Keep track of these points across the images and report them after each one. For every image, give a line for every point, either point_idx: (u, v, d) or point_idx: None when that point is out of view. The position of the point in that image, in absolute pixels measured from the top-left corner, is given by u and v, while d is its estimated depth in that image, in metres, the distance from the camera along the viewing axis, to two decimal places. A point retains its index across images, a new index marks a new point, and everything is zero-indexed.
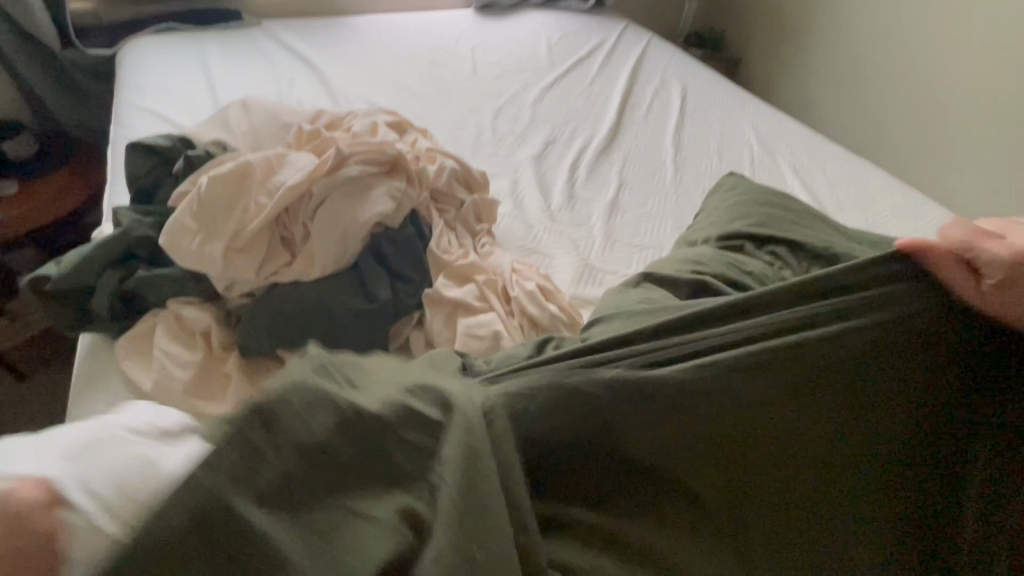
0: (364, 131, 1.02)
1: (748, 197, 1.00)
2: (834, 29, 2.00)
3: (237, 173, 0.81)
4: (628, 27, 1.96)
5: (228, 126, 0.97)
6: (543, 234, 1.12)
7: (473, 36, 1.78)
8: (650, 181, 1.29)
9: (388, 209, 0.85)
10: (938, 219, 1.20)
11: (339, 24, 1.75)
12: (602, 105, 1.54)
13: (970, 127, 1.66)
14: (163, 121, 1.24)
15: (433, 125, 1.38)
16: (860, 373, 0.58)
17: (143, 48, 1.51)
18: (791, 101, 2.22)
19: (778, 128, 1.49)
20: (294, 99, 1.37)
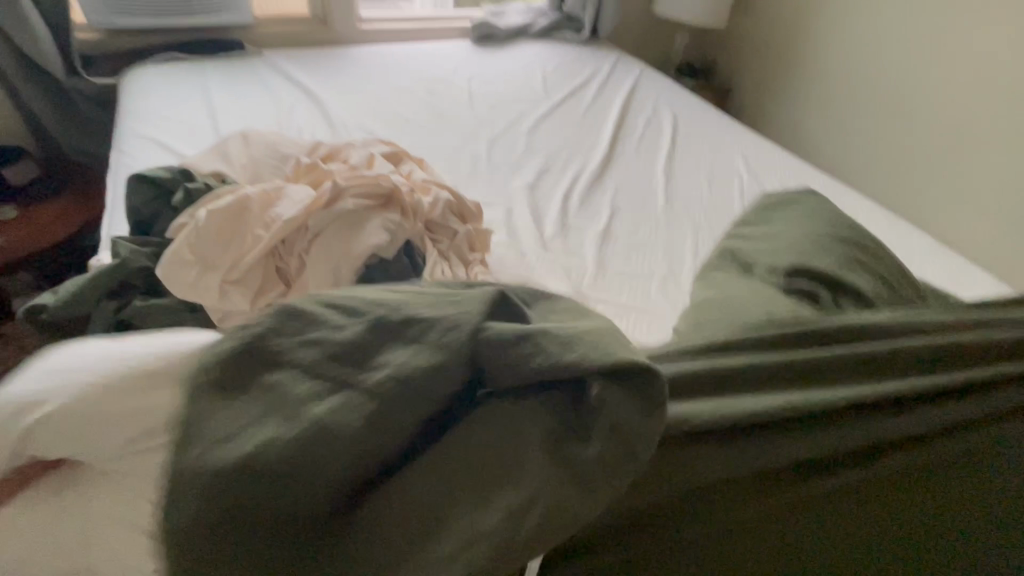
0: (361, 162, 1.02)
1: (807, 235, 0.95)
2: (831, 53, 2.08)
3: (233, 205, 0.80)
4: (619, 61, 2.16)
5: (228, 158, 0.99)
6: (537, 262, 1.14)
7: (470, 67, 1.98)
8: (641, 210, 1.37)
9: (383, 242, 0.82)
10: (913, 247, 1.34)
11: (342, 57, 1.94)
12: (596, 135, 1.67)
13: (970, 151, 1.69)
14: (165, 149, 1.34)
15: (430, 153, 1.49)
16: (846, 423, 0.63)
17: (158, 83, 1.63)
18: (783, 125, 2.32)
19: (764, 159, 1.64)
20: (293, 128, 1.50)
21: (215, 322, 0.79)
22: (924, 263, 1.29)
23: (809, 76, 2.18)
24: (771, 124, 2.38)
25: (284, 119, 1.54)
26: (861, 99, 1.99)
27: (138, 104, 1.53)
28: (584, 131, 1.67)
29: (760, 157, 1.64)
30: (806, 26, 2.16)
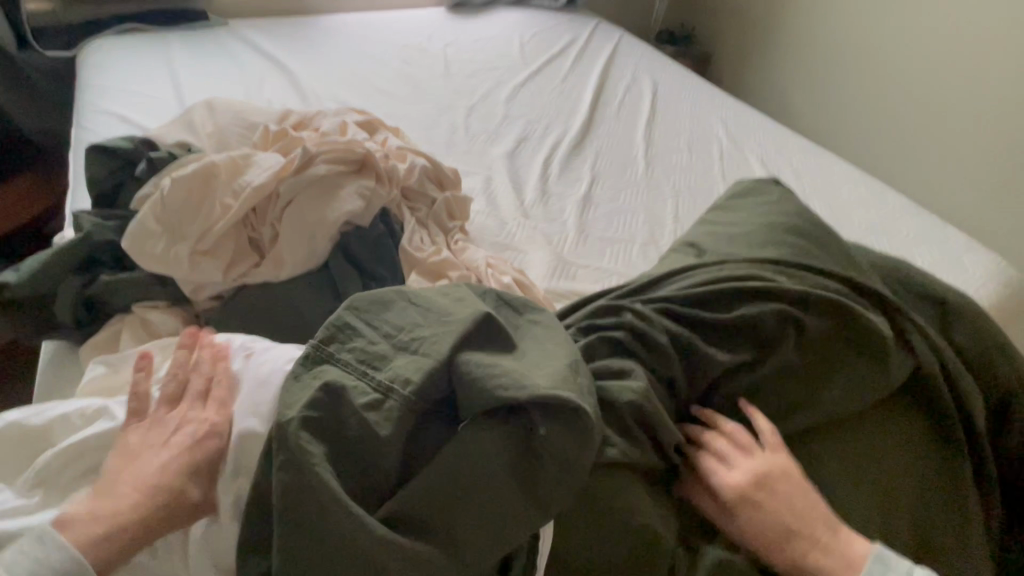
0: (333, 129, 0.99)
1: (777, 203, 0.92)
2: (810, 17, 2.06)
3: (198, 173, 0.77)
4: (598, 28, 2.12)
5: (193, 127, 0.95)
6: (517, 229, 1.13)
7: (446, 35, 1.92)
8: (622, 175, 1.36)
9: (358, 208, 0.81)
10: (890, 207, 1.36)
11: (312, 25, 1.87)
12: (575, 101, 1.65)
13: (949, 111, 1.70)
14: (128, 123, 1.29)
15: (406, 123, 1.46)
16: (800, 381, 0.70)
17: (116, 55, 1.55)
18: (764, 91, 2.31)
19: (743, 124, 1.64)
20: (264, 100, 1.45)
21: (188, 295, 0.77)
22: (897, 222, 1.32)
23: (788, 39, 2.17)
24: (751, 90, 2.37)
25: (253, 91, 1.48)
26: (839, 62, 1.99)
27: (97, 78, 1.45)
28: (563, 99, 1.65)
29: (739, 121, 1.64)
30: None
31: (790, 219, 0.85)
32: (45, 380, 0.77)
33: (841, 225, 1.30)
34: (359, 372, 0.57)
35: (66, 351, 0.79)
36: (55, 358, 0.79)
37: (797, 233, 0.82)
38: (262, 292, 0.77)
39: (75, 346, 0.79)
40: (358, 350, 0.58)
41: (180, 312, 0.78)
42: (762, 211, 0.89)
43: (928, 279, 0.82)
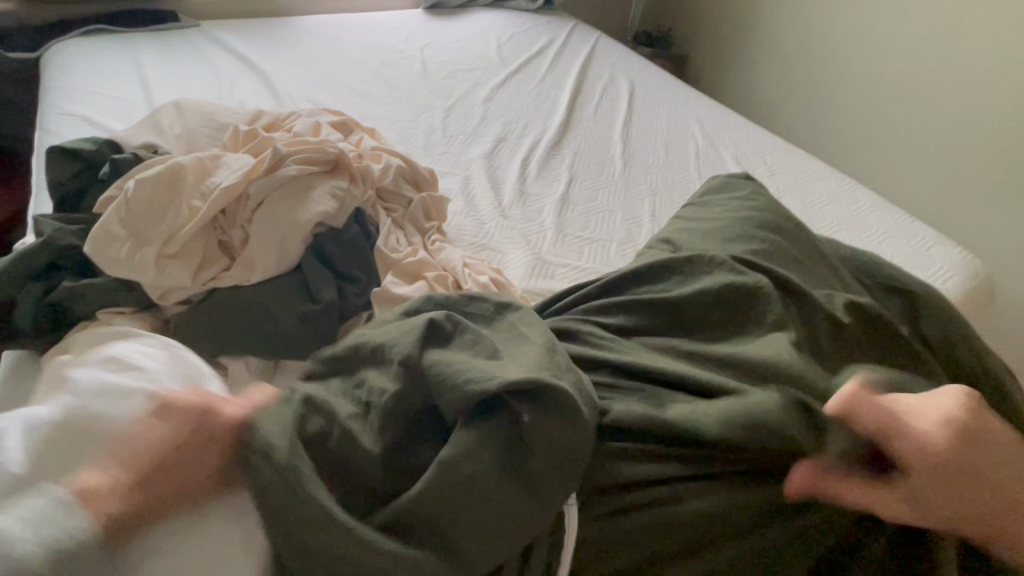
0: (305, 130, 0.97)
1: (753, 196, 0.92)
2: (782, 19, 2.11)
3: (164, 175, 0.76)
4: (575, 29, 2.14)
5: (160, 129, 0.93)
6: (495, 230, 1.13)
7: (423, 36, 1.92)
8: (599, 175, 1.37)
9: (330, 209, 0.80)
10: (863, 204, 1.39)
11: (287, 26, 1.85)
12: (553, 101, 1.65)
13: (915, 111, 1.74)
14: (93, 126, 1.26)
15: (382, 124, 1.45)
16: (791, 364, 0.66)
17: (82, 56, 1.51)
18: (739, 91, 2.35)
19: (718, 123, 1.66)
20: (236, 101, 1.43)
21: (154, 300, 0.75)
22: (867, 218, 1.34)
23: (760, 41, 2.21)
24: (727, 90, 2.41)
25: (225, 92, 1.46)
26: (811, 63, 2.03)
27: (62, 80, 1.41)
28: (541, 100, 1.65)
29: (714, 121, 1.66)
30: None
31: (757, 215, 0.86)
32: (5, 391, 0.74)
33: (814, 222, 1.32)
34: (342, 391, 0.58)
35: (27, 360, 0.76)
36: (15, 368, 0.76)
37: (765, 230, 0.83)
38: (232, 295, 0.75)
39: (37, 356, 0.77)
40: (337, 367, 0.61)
41: (147, 319, 0.75)
42: (727, 211, 0.89)
43: (897, 272, 0.83)
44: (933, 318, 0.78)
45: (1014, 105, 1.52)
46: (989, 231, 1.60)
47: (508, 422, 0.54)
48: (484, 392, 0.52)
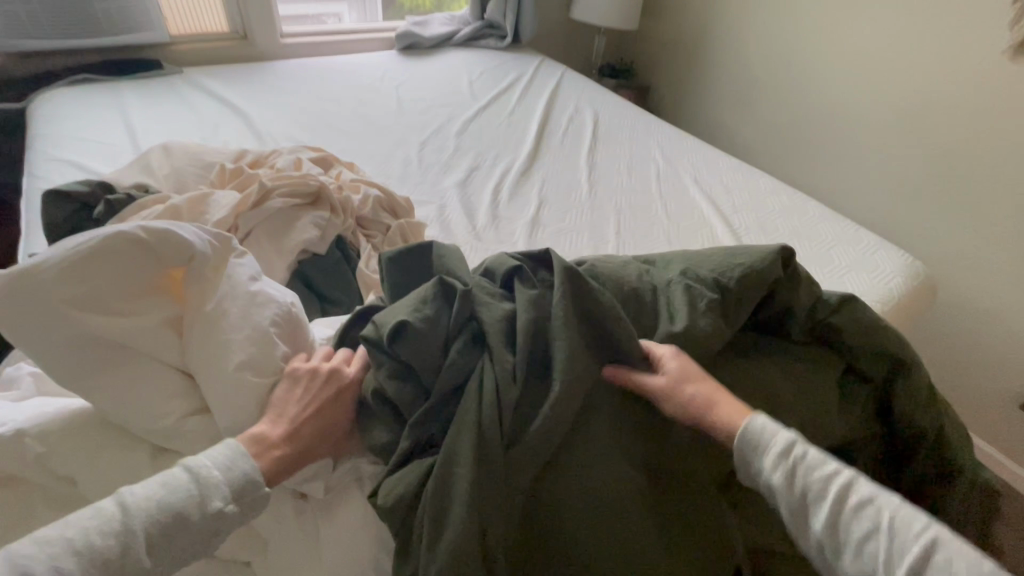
0: (288, 166, 1.04)
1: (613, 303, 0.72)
2: (733, 51, 2.27)
3: (164, 215, 0.80)
4: (542, 63, 2.29)
5: (150, 170, 0.99)
6: (471, 252, 1.21)
7: (398, 76, 2.03)
8: (567, 198, 1.47)
9: (314, 237, 0.87)
10: (817, 213, 1.51)
11: (268, 70, 1.95)
12: (522, 131, 1.77)
13: (852, 131, 1.86)
14: (82, 170, 1.32)
15: (362, 158, 1.54)
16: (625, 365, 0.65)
17: (69, 105, 1.58)
18: (701, 117, 2.50)
19: (677, 146, 1.79)
20: (220, 141, 1.51)
21: None
22: (817, 228, 1.45)
23: (715, 71, 2.38)
24: (689, 117, 2.57)
25: (209, 135, 1.53)
26: (764, 88, 2.17)
27: (49, 127, 1.47)
28: (511, 131, 1.76)
29: (673, 144, 1.78)
30: (708, 27, 2.36)
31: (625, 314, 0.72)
32: None
33: (768, 231, 1.43)
34: (405, 309, 0.61)
35: None
36: None
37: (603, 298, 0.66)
38: None
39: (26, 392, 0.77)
40: (414, 353, 0.59)
41: None
42: (425, 329, 0.59)
43: (840, 316, 0.78)
44: (867, 357, 0.78)
45: (944, 120, 1.60)
46: (928, 238, 1.68)
47: (479, 423, 0.57)
48: (447, 322, 0.62)
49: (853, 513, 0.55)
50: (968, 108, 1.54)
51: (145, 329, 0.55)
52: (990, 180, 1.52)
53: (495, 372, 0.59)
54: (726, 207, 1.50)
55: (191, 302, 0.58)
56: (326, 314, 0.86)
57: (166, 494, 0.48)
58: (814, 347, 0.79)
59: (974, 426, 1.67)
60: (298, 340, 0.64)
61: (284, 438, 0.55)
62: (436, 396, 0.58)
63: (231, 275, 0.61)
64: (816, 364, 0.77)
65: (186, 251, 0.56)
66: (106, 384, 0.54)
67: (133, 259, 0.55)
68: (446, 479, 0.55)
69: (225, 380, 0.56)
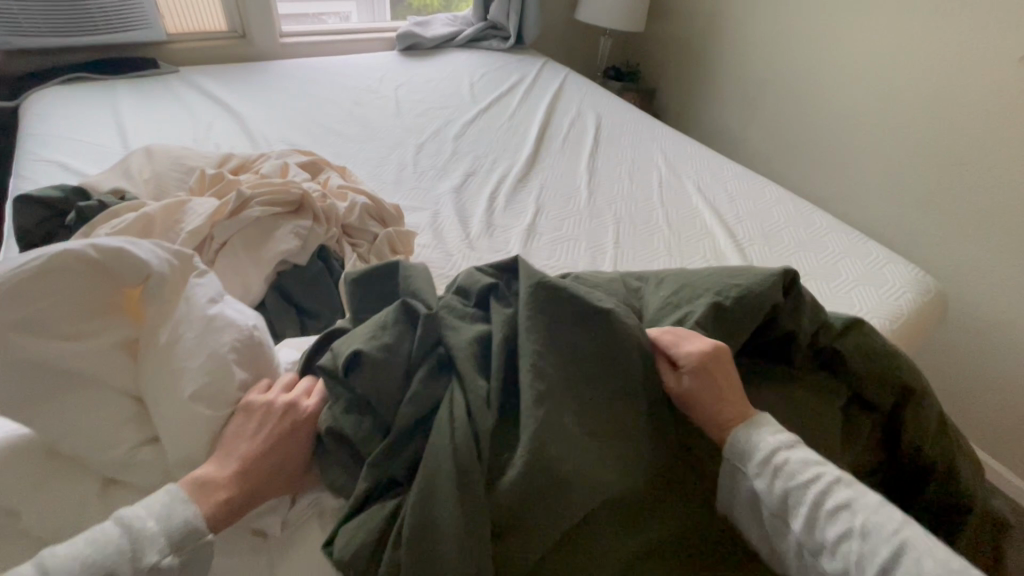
0: (273, 172, 1.00)
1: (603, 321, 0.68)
2: (741, 55, 2.22)
3: (136, 223, 0.76)
4: (545, 65, 2.24)
5: (129, 175, 0.95)
6: (462, 261, 1.17)
7: (397, 77, 2.00)
8: (565, 206, 1.42)
9: (293, 247, 0.83)
10: (825, 224, 1.46)
11: (266, 70, 1.92)
12: (522, 134, 1.73)
13: (863, 138, 1.80)
14: (69, 171, 1.29)
15: (357, 161, 1.50)
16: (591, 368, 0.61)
17: (62, 104, 1.55)
18: (707, 122, 2.45)
19: (680, 152, 1.74)
20: (212, 143, 1.48)
21: None
22: (823, 240, 1.40)
23: (722, 75, 2.33)
24: (696, 121, 2.52)
25: (201, 136, 1.50)
26: (772, 93, 2.12)
27: (38, 126, 1.45)
28: (511, 134, 1.72)
29: (677, 150, 1.74)
30: (716, 29, 2.31)
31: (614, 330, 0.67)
32: None
33: (773, 242, 1.38)
34: (365, 336, 0.58)
35: None
36: None
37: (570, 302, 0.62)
38: None
39: None
40: (374, 384, 0.56)
41: None
42: (386, 358, 0.56)
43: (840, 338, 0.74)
44: (871, 383, 0.73)
45: (957, 129, 1.54)
46: (939, 251, 1.62)
47: (459, 455, 0.52)
48: (408, 347, 0.58)
49: (828, 516, 0.57)
50: (985, 117, 1.48)
51: (95, 355, 0.52)
52: (1005, 192, 1.46)
53: (468, 400, 0.56)
54: (729, 216, 1.46)
55: (148, 324, 0.56)
56: (304, 328, 0.82)
57: (95, 549, 0.44)
58: (816, 372, 0.75)
59: (988, 445, 1.61)
60: (261, 366, 0.60)
61: (232, 476, 0.52)
62: (395, 432, 0.55)
63: (190, 296, 0.58)
64: (819, 392, 0.73)
65: (142, 271, 0.54)
66: (51, 413, 0.51)
67: (86, 278, 0.53)
68: (428, 523, 0.51)
69: (176, 410, 0.53)
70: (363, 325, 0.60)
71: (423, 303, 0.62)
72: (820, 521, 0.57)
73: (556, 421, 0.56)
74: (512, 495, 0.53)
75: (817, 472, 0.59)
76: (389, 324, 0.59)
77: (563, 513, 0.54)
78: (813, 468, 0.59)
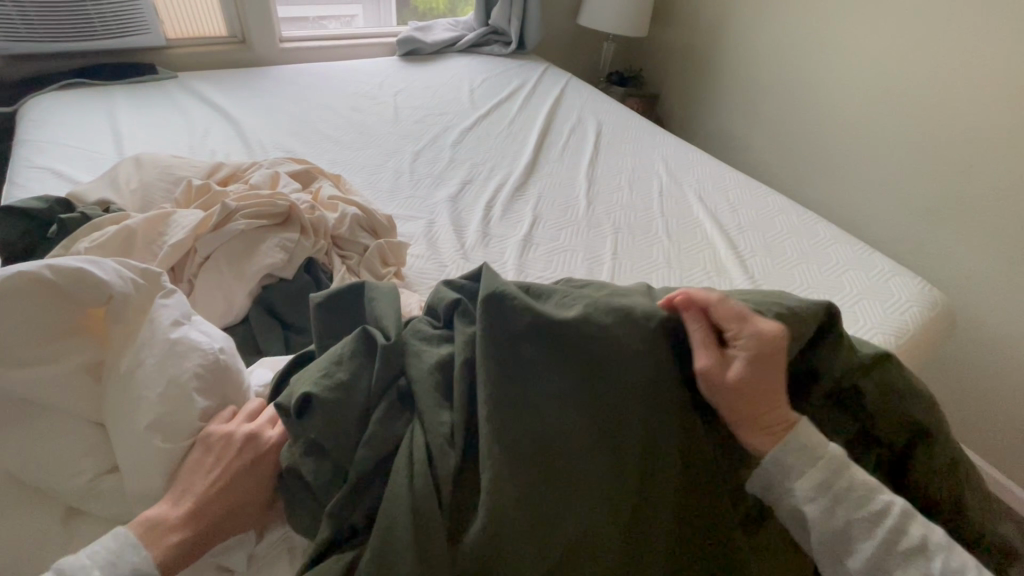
0: (263, 181, 0.98)
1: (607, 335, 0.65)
2: (745, 61, 2.19)
3: (116, 238, 0.75)
4: (546, 71, 2.23)
5: (116, 185, 0.94)
6: (456, 272, 1.15)
7: (397, 82, 1.99)
8: (563, 215, 1.40)
9: (278, 261, 0.82)
10: (829, 235, 1.43)
11: (264, 75, 1.91)
12: (521, 141, 1.71)
13: (868, 147, 1.77)
14: (61, 178, 1.28)
15: (353, 168, 1.49)
16: (565, 394, 0.58)
17: (59, 109, 1.55)
18: (711, 128, 2.42)
19: (682, 159, 1.71)
20: (207, 149, 1.47)
21: None
22: (827, 251, 1.37)
23: (726, 81, 2.30)
24: (699, 127, 2.49)
25: (197, 143, 1.49)
26: (776, 100, 2.09)
27: (34, 132, 1.45)
28: (510, 141, 1.70)
29: (678, 158, 1.71)
30: (720, 35, 2.29)
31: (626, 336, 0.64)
32: None
33: (776, 253, 1.35)
34: (319, 373, 0.58)
35: None
36: None
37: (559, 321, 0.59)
38: None
39: None
40: (327, 421, 0.55)
41: None
42: (340, 395, 0.56)
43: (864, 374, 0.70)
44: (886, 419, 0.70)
45: (965, 139, 1.51)
46: (945, 263, 1.59)
47: (413, 492, 0.52)
48: (364, 381, 0.58)
49: (904, 561, 0.57)
50: (994, 127, 1.45)
51: (59, 379, 0.55)
52: (1015, 204, 1.43)
53: (427, 435, 0.56)
54: (731, 226, 1.43)
55: (113, 345, 0.58)
56: (289, 343, 0.81)
57: None
58: (829, 407, 0.72)
59: (994, 461, 1.57)
60: (226, 392, 0.60)
61: (194, 512, 0.52)
62: (354, 474, 0.54)
63: (155, 317, 0.59)
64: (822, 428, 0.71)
65: (103, 291, 0.56)
66: (18, 442, 0.54)
67: (50, 303, 0.55)
68: (388, 571, 0.50)
69: (135, 437, 0.54)
70: (316, 361, 0.60)
71: (383, 332, 0.62)
72: (895, 563, 0.57)
73: (528, 466, 0.56)
74: (474, 549, 0.52)
75: (887, 504, 0.59)
76: (343, 359, 0.59)
77: (522, 570, 0.54)
78: (881, 502, 0.59)
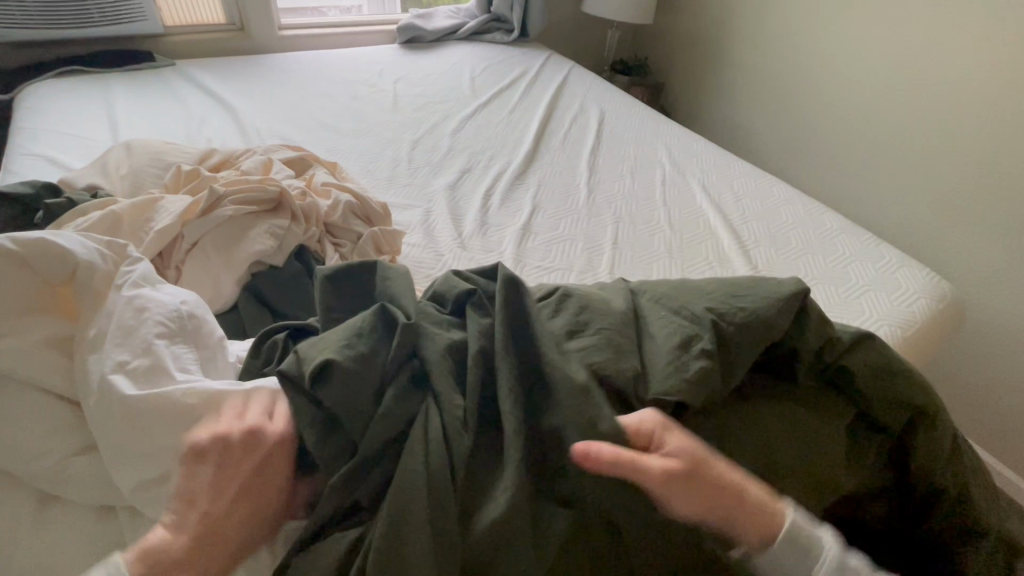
0: (255, 167, 0.97)
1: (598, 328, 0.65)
2: (753, 47, 2.15)
3: (102, 222, 0.74)
4: (549, 59, 2.19)
5: (107, 171, 0.93)
6: (453, 261, 1.13)
7: (397, 70, 1.96)
8: (563, 204, 1.37)
9: (269, 247, 0.80)
10: (835, 225, 1.39)
11: (263, 63, 1.89)
12: (522, 130, 1.68)
13: (878, 136, 1.73)
14: (55, 165, 1.27)
15: (350, 157, 1.47)
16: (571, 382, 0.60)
17: (55, 97, 1.54)
18: (716, 117, 2.38)
19: (686, 148, 1.68)
20: (203, 137, 1.45)
21: None
22: (834, 242, 1.33)
23: (732, 69, 2.26)
24: (705, 116, 2.45)
25: (193, 131, 1.47)
26: (783, 88, 2.05)
27: (28, 120, 1.43)
28: (510, 130, 1.67)
29: (682, 147, 1.68)
30: (726, 22, 2.24)
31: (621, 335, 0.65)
32: None
33: (781, 243, 1.32)
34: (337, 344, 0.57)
35: None
36: None
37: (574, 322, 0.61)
38: None
39: None
40: (341, 394, 0.54)
41: None
42: (357, 368, 0.55)
43: (853, 358, 0.69)
44: (880, 403, 0.68)
45: (978, 128, 1.47)
46: (955, 256, 1.55)
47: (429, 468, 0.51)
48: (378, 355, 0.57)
49: None
50: (1008, 116, 1.41)
51: (30, 353, 0.56)
52: None
53: (442, 415, 0.55)
54: (735, 216, 1.40)
55: (81, 318, 0.59)
56: None
57: None
58: (821, 390, 0.70)
59: (1002, 457, 1.54)
60: (203, 362, 0.62)
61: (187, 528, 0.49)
62: (363, 450, 0.53)
63: (120, 286, 0.62)
64: (822, 412, 0.68)
65: (68, 260, 0.60)
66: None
67: (17, 276, 0.58)
68: (399, 557, 0.48)
69: (108, 415, 0.54)
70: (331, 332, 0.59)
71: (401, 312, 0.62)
72: None
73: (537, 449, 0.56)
74: (485, 540, 0.51)
75: None
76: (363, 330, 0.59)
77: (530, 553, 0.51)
78: None
